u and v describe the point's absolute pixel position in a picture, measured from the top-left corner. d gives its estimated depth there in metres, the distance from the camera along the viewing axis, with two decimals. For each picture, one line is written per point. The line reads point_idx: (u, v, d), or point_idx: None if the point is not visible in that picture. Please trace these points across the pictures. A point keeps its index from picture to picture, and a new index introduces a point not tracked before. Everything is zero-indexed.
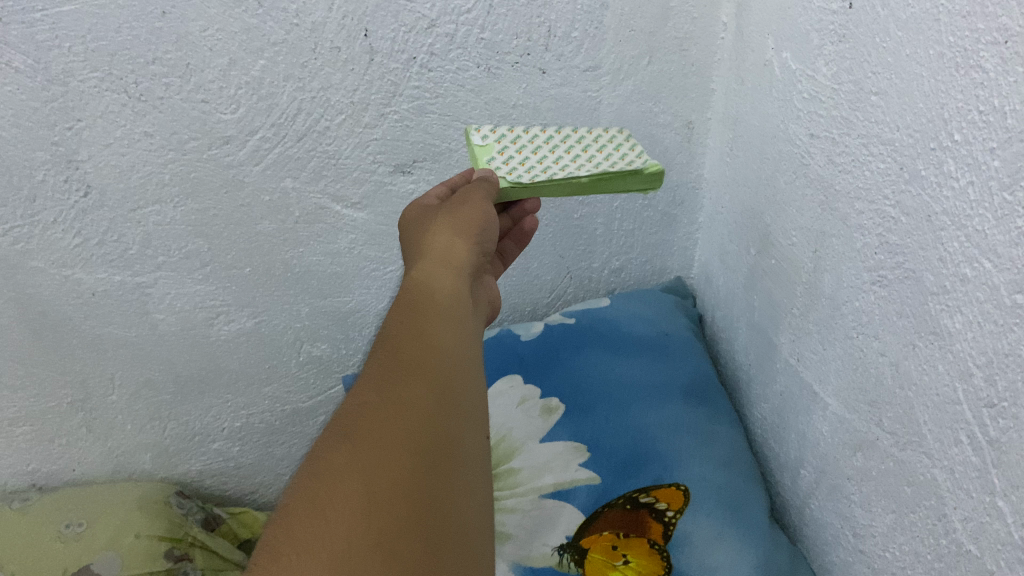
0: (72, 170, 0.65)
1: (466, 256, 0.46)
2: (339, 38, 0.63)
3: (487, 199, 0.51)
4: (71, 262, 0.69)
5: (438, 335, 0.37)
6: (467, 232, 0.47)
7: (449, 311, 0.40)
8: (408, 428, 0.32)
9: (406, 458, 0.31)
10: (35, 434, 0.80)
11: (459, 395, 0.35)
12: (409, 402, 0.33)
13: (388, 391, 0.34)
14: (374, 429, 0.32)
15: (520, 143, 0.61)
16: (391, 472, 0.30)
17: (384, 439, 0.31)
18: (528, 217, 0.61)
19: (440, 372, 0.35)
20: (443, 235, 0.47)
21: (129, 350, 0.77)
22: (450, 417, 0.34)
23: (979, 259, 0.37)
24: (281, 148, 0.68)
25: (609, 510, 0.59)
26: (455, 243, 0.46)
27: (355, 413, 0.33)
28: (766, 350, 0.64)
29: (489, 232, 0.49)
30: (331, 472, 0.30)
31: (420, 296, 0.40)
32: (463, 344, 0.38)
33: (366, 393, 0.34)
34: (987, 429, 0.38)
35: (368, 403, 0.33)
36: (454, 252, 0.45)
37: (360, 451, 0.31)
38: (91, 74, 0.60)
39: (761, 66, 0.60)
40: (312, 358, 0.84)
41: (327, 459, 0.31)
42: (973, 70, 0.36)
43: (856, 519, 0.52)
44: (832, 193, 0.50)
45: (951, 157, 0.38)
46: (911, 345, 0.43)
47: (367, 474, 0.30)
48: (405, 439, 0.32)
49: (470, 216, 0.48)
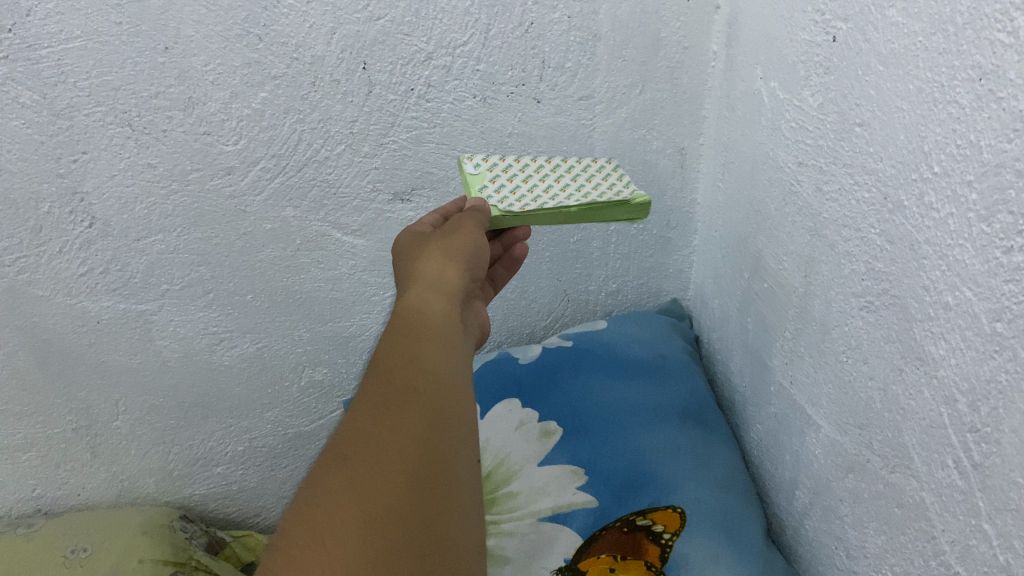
0: (77, 201, 0.66)
1: (458, 280, 0.46)
2: (338, 70, 0.64)
3: (479, 227, 0.52)
4: (76, 291, 0.71)
5: (430, 354, 0.38)
6: (458, 255, 0.48)
7: (441, 331, 0.40)
8: (401, 450, 0.33)
9: (400, 485, 0.31)
10: (40, 460, 0.80)
11: (452, 417, 0.35)
12: (401, 424, 0.34)
13: (381, 411, 0.34)
14: (367, 452, 0.32)
15: (512, 171, 0.61)
16: (385, 497, 0.31)
17: (378, 463, 0.32)
18: (518, 244, 0.62)
19: (433, 392, 0.36)
20: (434, 257, 0.47)
21: (133, 377, 0.78)
22: (443, 435, 0.34)
23: (960, 288, 0.38)
24: (282, 178, 0.69)
25: (606, 534, 0.60)
26: (447, 268, 0.46)
27: (349, 435, 0.34)
28: (760, 372, 0.65)
29: (479, 260, 0.50)
30: (328, 500, 0.31)
31: (411, 316, 0.41)
32: (457, 363, 0.39)
33: (361, 414, 0.35)
34: (971, 454, 0.39)
35: (363, 425, 0.34)
36: (446, 274, 0.46)
37: (356, 478, 0.32)
38: (96, 109, 0.62)
39: (751, 95, 0.61)
40: (313, 383, 0.85)
41: (323, 486, 0.32)
42: (950, 105, 0.37)
43: (849, 540, 0.52)
44: (820, 220, 0.51)
45: (931, 189, 0.39)
46: (898, 370, 0.44)
47: (362, 501, 0.31)
48: (398, 462, 0.32)
49: (459, 244, 0.49)
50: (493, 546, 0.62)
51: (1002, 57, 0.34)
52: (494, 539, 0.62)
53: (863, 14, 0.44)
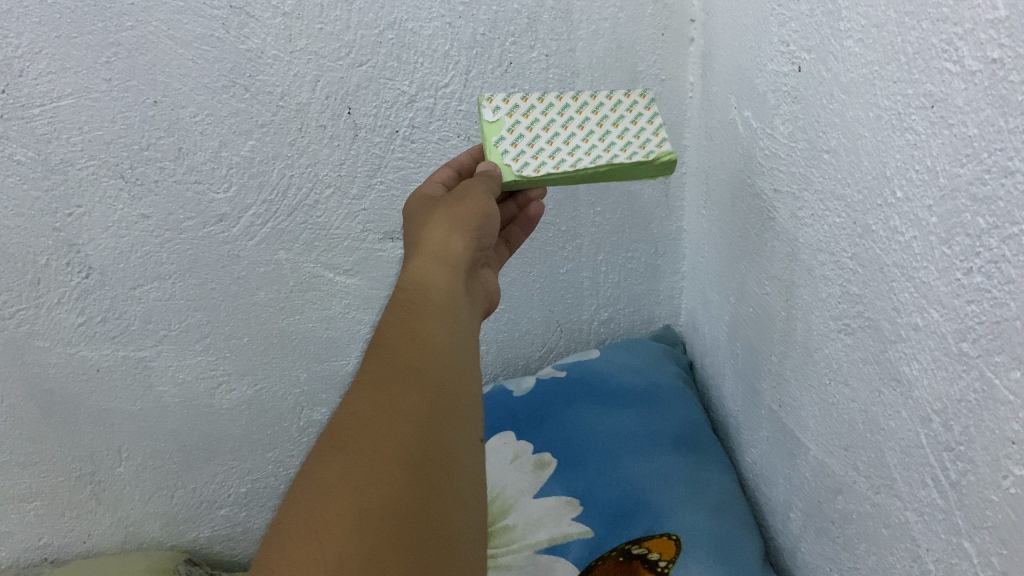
0: (74, 253, 0.67)
1: (464, 248, 0.47)
2: (324, 116, 0.66)
3: (490, 193, 0.51)
4: (75, 340, 0.72)
5: (433, 333, 0.39)
6: (465, 224, 0.48)
7: (445, 308, 0.41)
8: (401, 437, 0.33)
9: (398, 471, 0.32)
10: (45, 509, 0.81)
11: (453, 399, 0.36)
12: (401, 409, 0.34)
13: (381, 396, 0.35)
14: (366, 439, 0.33)
15: (534, 112, 0.59)
16: (386, 485, 0.31)
17: (377, 449, 0.33)
18: (533, 204, 0.63)
19: (433, 373, 0.36)
20: (442, 228, 0.48)
21: (134, 423, 0.79)
22: (442, 421, 0.35)
23: (928, 309, 0.39)
24: (273, 223, 0.71)
25: (603, 563, 0.60)
26: (454, 236, 0.47)
27: (348, 420, 0.34)
28: (750, 397, 0.65)
29: (489, 228, 0.50)
30: (325, 488, 0.32)
31: (413, 296, 0.41)
32: (461, 342, 0.40)
33: (361, 396, 0.35)
34: (949, 472, 0.39)
35: (363, 407, 0.35)
36: (451, 243, 0.47)
37: (353, 463, 0.32)
38: (90, 162, 0.63)
39: (727, 123, 0.62)
40: (313, 423, 0.85)
41: (321, 472, 0.32)
42: (908, 132, 0.38)
43: (843, 562, 0.53)
44: (797, 244, 0.52)
45: (896, 213, 0.40)
46: (877, 392, 0.45)
47: (360, 489, 0.31)
48: (398, 449, 0.33)
49: (467, 212, 0.49)
50: None
51: (950, 85, 0.35)
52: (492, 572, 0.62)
53: (823, 45, 0.45)
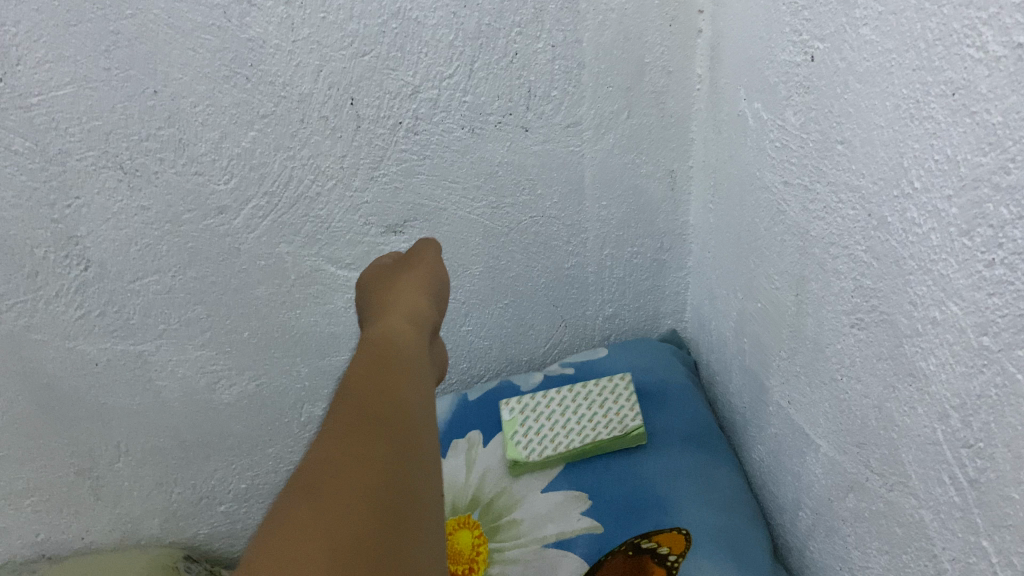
0: (73, 246, 0.66)
1: (411, 331, 0.44)
2: (327, 107, 0.65)
3: (423, 290, 0.50)
4: (73, 334, 0.71)
5: (401, 385, 0.37)
6: (410, 313, 0.46)
7: (410, 365, 0.39)
8: (371, 481, 0.30)
9: (369, 515, 0.29)
10: (43, 505, 0.80)
11: (424, 447, 0.34)
12: (369, 455, 0.32)
13: (350, 442, 0.32)
14: (335, 483, 0.30)
15: (539, 408, 0.71)
16: (356, 527, 0.28)
17: (347, 494, 0.30)
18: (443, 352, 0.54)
19: (401, 420, 0.34)
20: (394, 314, 0.45)
21: (133, 419, 0.78)
22: (414, 468, 0.32)
23: (946, 302, 0.38)
24: (274, 216, 0.70)
25: (611, 558, 0.58)
26: (398, 322, 0.44)
27: (314, 467, 0.31)
28: (758, 393, 0.64)
29: (430, 316, 0.48)
30: (292, 529, 0.28)
31: (379, 350, 0.40)
32: (428, 395, 0.37)
33: (326, 445, 0.33)
34: (967, 470, 0.38)
35: (329, 454, 0.32)
36: (397, 328, 0.43)
37: (323, 504, 0.29)
38: (88, 153, 0.62)
39: (736, 116, 0.61)
40: (313, 419, 0.84)
41: (288, 514, 0.29)
42: (927, 121, 0.37)
43: (853, 561, 0.52)
44: (809, 239, 0.51)
45: (913, 205, 0.39)
46: (892, 387, 0.44)
47: (330, 531, 0.28)
48: (369, 493, 0.30)
49: (408, 305, 0.47)
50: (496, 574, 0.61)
51: (973, 72, 0.34)
52: (498, 568, 0.61)
53: (838, 33, 0.44)
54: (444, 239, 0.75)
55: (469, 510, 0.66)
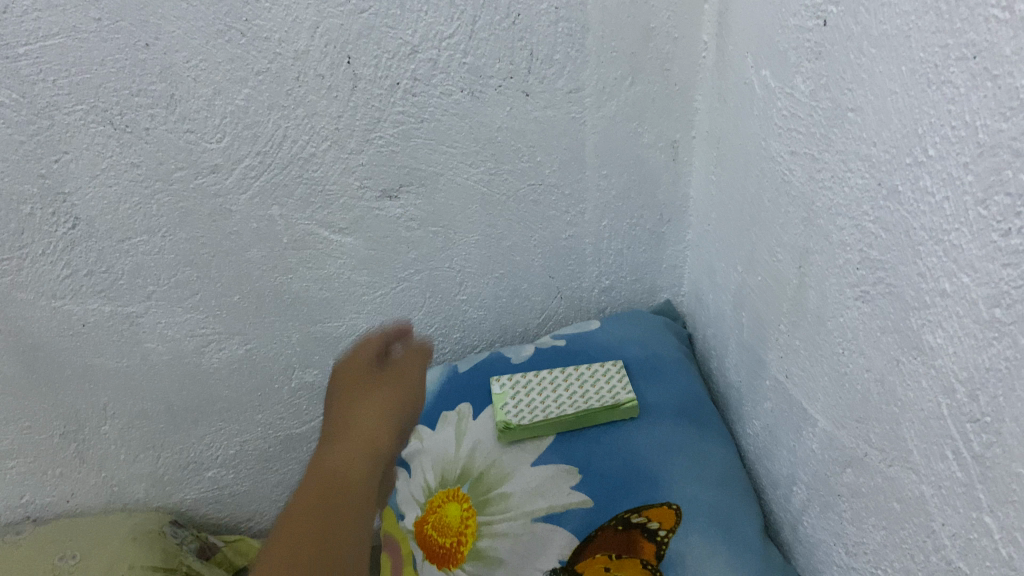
0: (60, 202, 0.65)
1: (366, 463, 0.48)
2: (323, 65, 0.63)
3: (384, 412, 0.55)
4: (60, 293, 0.70)
5: (346, 520, 0.43)
6: (361, 442, 0.50)
7: (357, 496, 0.45)
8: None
9: None
10: (28, 467, 0.80)
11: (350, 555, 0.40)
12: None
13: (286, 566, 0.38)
14: None
15: (530, 385, 0.70)
16: None
17: None
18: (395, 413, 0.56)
19: (332, 549, 0.40)
20: (339, 448, 0.49)
21: (121, 381, 0.77)
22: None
23: (957, 274, 0.37)
24: (267, 176, 0.68)
25: (602, 533, 0.59)
26: (348, 453, 0.49)
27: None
28: (755, 368, 0.64)
29: (381, 434, 0.52)
30: None
31: (328, 477, 0.46)
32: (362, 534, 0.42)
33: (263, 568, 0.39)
34: (971, 445, 0.37)
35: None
36: (335, 457, 0.48)
37: None
38: (77, 107, 0.61)
39: (742, 84, 0.60)
40: (304, 384, 0.83)
41: None
42: (945, 85, 0.36)
43: (848, 537, 0.51)
44: (814, 209, 0.50)
45: (926, 172, 0.38)
46: (896, 361, 0.43)
47: None
48: None
49: (360, 437, 0.51)
50: (484, 548, 0.61)
51: (997, 34, 0.32)
52: (486, 540, 0.61)
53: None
54: (440, 205, 0.73)
55: (458, 483, 0.65)
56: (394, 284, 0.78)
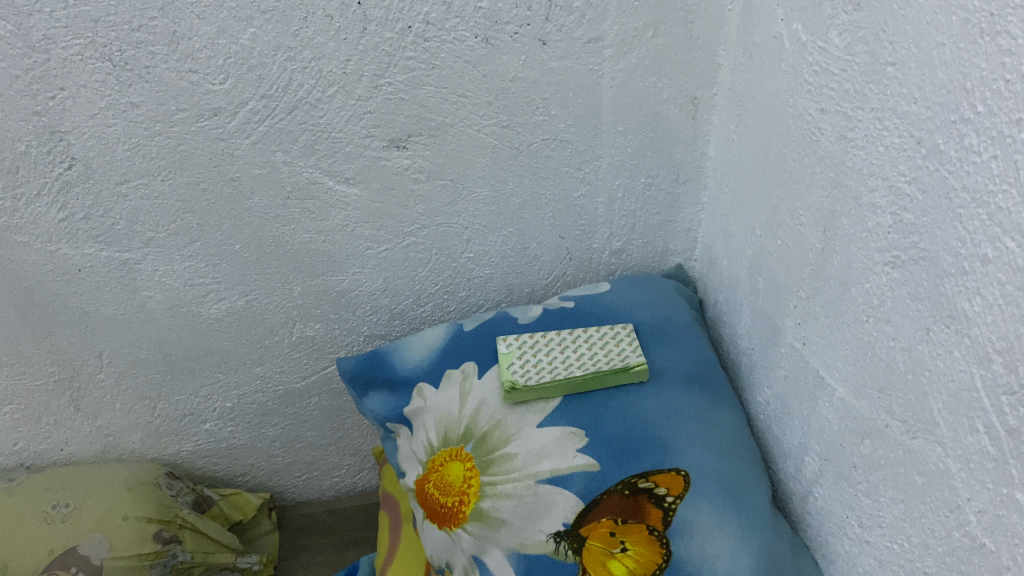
0: (56, 141, 0.63)
1: None
2: (332, 5, 0.59)
3: None
4: (55, 237, 0.68)
5: None
6: None
7: None
8: None
9: None
10: (22, 412, 0.80)
11: None
12: None
13: None
14: None
15: (538, 344, 0.68)
16: None
17: None
18: None
19: None
20: None
21: (118, 328, 0.76)
22: None
23: (1002, 238, 0.35)
24: (272, 120, 0.65)
25: (608, 497, 0.58)
26: None
27: None
28: (769, 335, 0.62)
29: None
30: None
31: None
32: None
33: None
34: (1006, 418, 0.36)
35: None
36: None
37: None
38: (75, 41, 0.58)
39: (772, 38, 0.57)
40: (305, 338, 0.82)
41: None
42: (1000, 36, 0.34)
43: (862, 510, 0.50)
44: (843, 169, 0.48)
45: (973, 130, 0.36)
46: (926, 329, 0.41)
47: None
48: None
49: None
50: (486, 508, 0.60)
51: None
52: (489, 500, 0.60)
53: None
54: (449, 158, 0.71)
55: (462, 442, 0.64)
56: (399, 238, 0.76)
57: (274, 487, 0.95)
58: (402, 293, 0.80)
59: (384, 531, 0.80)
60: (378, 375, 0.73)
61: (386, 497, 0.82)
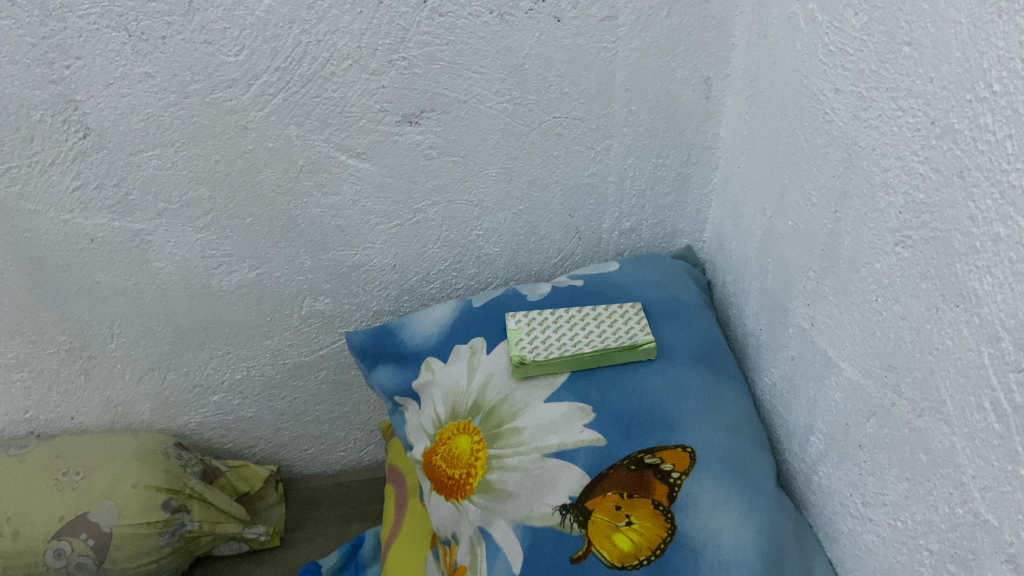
0: (72, 110, 0.63)
1: None
2: None
3: None
4: (69, 206, 0.68)
5: None
6: None
7: None
8: None
9: None
10: (34, 380, 0.80)
11: None
12: None
13: None
14: None
15: (547, 321, 0.68)
16: None
17: None
18: None
19: None
20: None
21: (129, 299, 0.76)
22: None
23: (1014, 217, 0.35)
24: (286, 93, 0.65)
25: (614, 471, 0.58)
26: None
27: None
28: (777, 315, 0.62)
29: None
30: None
31: None
32: None
33: None
34: (1013, 396, 0.36)
35: None
36: None
37: None
38: (91, 10, 0.58)
39: (787, 18, 0.57)
40: (314, 312, 0.82)
41: None
42: (1018, 16, 0.34)
43: (866, 488, 0.51)
44: (856, 150, 0.48)
45: (988, 109, 0.36)
46: (935, 308, 0.42)
47: None
48: None
49: None
50: (493, 481, 0.61)
51: None
52: (496, 473, 0.61)
53: None
54: (461, 134, 0.71)
55: (469, 417, 0.65)
56: (410, 214, 0.76)
57: (281, 460, 0.96)
58: (411, 269, 0.81)
59: (389, 504, 0.81)
60: (387, 349, 0.74)
61: (392, 471, 0.83)
